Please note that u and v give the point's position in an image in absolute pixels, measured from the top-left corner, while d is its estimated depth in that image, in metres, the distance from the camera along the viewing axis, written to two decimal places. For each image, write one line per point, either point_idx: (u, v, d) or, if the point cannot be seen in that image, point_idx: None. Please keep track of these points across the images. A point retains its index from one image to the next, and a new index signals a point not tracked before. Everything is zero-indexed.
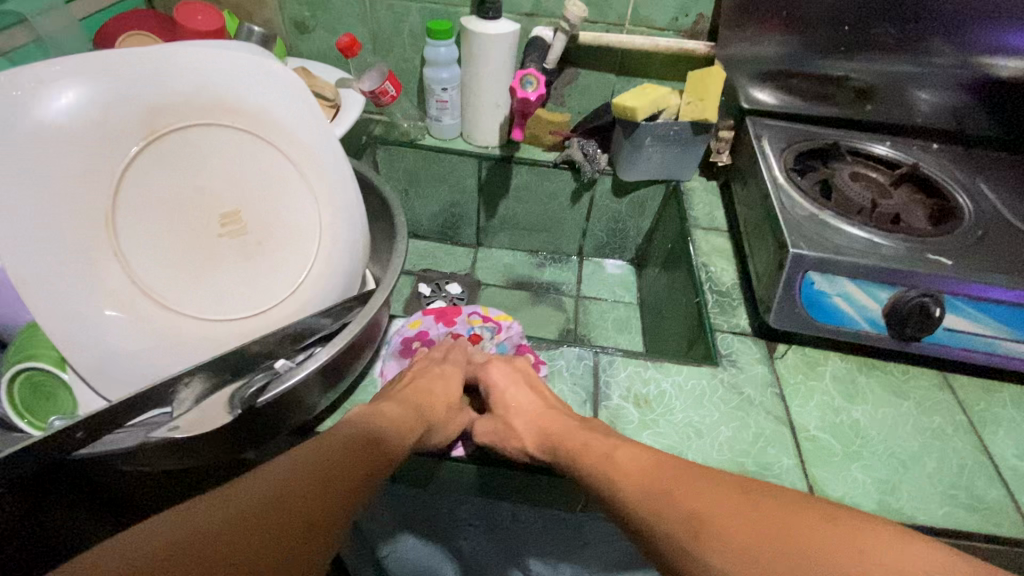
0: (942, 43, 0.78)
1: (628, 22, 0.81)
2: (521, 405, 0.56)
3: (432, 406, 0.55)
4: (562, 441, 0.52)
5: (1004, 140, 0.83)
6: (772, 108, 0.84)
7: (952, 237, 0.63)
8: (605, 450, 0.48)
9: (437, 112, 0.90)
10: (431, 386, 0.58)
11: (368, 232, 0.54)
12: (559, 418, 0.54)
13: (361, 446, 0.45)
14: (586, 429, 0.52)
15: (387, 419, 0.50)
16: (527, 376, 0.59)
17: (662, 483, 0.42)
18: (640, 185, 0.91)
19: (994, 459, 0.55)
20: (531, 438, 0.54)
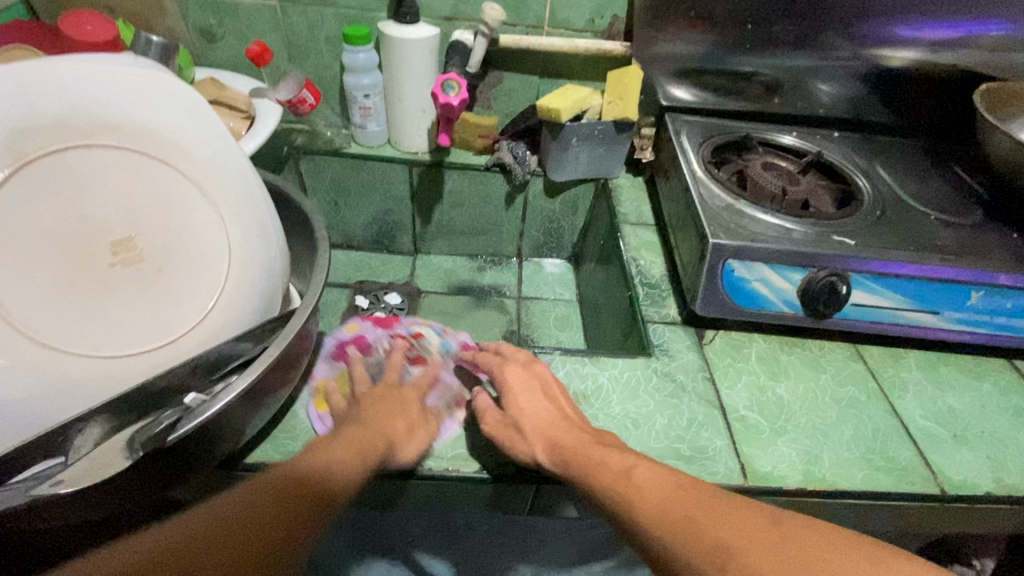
0: (836, 38, 0.84)
1: (547, 24, 0.82)
2: (538, 413, 0.53)
3: (392, 424, 0.51)
4: (574, 449, 0.49)
5: (896, 126, 0.91)
6: (688, 104, 0.88)
7: (855, 219, 0.68)
8: (623, 469, 0.46)
9: (361, 119, 0.87)
10: (388, 405, 0.53)
11: (287, 248, 0.52)
12: (574, 431, 0.51)
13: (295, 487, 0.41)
14: (601, 445, 0.49)
15: (346, 448, 0.46)
16: (542, 381, 0.57)
17: (683, 510, 0.41)
18: (571, 185, 0.93)
19: (904, 421, 0.59)
20: (541, 443, 0.50)
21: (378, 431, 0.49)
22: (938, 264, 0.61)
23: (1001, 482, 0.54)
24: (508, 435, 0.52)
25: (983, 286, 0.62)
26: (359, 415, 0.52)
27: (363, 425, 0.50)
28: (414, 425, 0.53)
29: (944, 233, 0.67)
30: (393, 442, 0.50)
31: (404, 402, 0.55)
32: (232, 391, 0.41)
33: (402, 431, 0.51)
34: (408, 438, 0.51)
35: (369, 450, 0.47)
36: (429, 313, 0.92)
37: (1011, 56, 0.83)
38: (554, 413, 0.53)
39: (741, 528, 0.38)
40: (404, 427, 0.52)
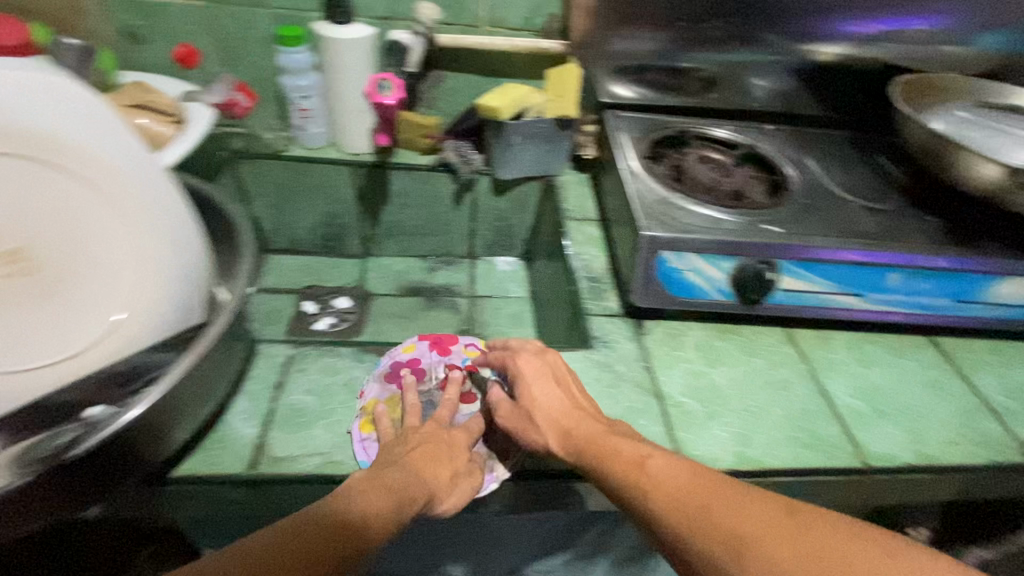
0: (765, 34, 0.87)
1: (484, 23, 0.83)
2: (549, 403, 0.54)
3: (435, 474, 0.48)
4: (585, 434, 0.51)
5: (826, 118, 0.94)
6: (629, 101, 0.89)
7: (784, 207, 0.71)
8: (635, 458, 0.47)
9: (300, 122, 0.86)
10: (435, 447, 0.50)
11: (209, 255, 0.51)
12: (587, 419, 0.52)
13: (335, 540, 0.38)
14: (614, 435, 0.50)
15: (389, 497, 0.43)
16: (555, 370, 0.57)
17: (696, 500, 0.42)
18: (518, 182, 0.93)
19: (831, 399, 0.62)
20: (554, 432, 0.52)
21: (422, 482, 0.47)
22: (859, 248, 0.64)
23: (920, 452, 0.57)
24: (521, 425, 0.54)
25: (900, 267, 0.65)
26: (405, 453, 0.49)
27: (409, 470, 0.47)
28: (459, 476, 0.50)
29: (866, 219, 0.71)
30: (435, 495, 0.47)
31: (452, 444, 0.52)
32: (154, 395, 0.42)
33: (445, 484, 0.48)
34: (450, 488, 0.49)
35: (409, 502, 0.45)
36: (379, 316, 0.91)
37: (923, 50, 0.89)
38: (569, 404, 0.54)
39: (759, 522, 0.39)
40: (447, 477, 0.49)
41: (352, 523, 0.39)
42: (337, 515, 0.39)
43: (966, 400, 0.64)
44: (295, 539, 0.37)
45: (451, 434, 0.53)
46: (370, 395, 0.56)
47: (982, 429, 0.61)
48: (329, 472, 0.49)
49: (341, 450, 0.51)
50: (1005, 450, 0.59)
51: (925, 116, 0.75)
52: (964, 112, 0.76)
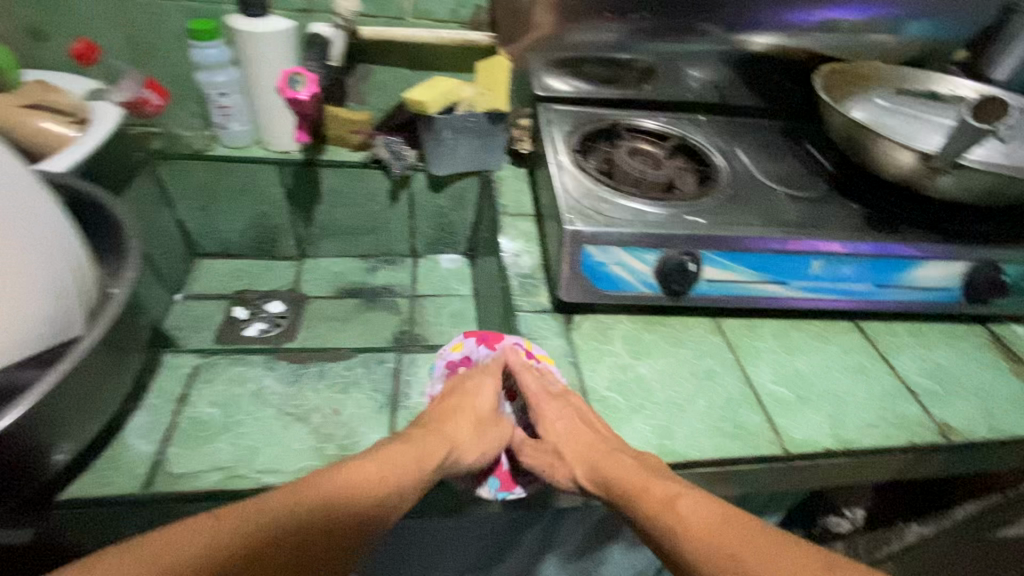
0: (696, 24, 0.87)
1: (409, 15, 0.81)
2: (577, 442, 0.54)
3: (457, 427, 0.53)
4: (615, 474, 0.51)
5: (761, 108, 0.95)
6: (566, 95, 0.88)
7: (709, 197, 0.71)
8: (665, 497, 0.48)
9: (221, 119, 0.82)
10: (461, 405, 0.56)
11: (82, 259, 0.48)
12: (615, 455, 0.52)
13: (379, 483, 0.45)
14: (645, 470, 0.50)
15: (428, 451, 0.50)
16: (579, 411, 0.56)
17: (728, 547, 0.43)
18: (454, 178, 0.91)
19: (756, 387, 0.62)
20: (580, 467, 0.54)
21: (445, 436, 0.52)
22: (780, 238, 0.65)
23: (839, 437, 0.58)
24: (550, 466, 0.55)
25: (822, 255, 0.66)
26: (431, 414, 0.55)
27: (430, 425, 0.53)
28: (485, 426, 0.56)
29: (791, 207, 0.71)
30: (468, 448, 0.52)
31: (478, 407, 0.57)
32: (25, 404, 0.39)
33: (472, 432, 0.53)
34: (474, 440, 0.53)
35: (430, 457, 0.50)
36: (313, 320, 0.89)
37: (856, 38, 0.88)
38: (596, 442, 0.54)
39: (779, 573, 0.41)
40: (471, 429, 0.54)
41: (400, 469, 0.47)
42: (361, 483, 0.44)
43: (888, 383, 0.65)
44: (343, 486, 0.44)
45: (477, 391, 0.58)
46: (280, 403, 0.53)
47: (901, 411, 0.62)
48: (228, 488, 0.46)
49: (244, 463, 0.48)
50: (922, 431, 0.60)
51: (845, 106, 0.76)
52: (882, 100, 0.77)
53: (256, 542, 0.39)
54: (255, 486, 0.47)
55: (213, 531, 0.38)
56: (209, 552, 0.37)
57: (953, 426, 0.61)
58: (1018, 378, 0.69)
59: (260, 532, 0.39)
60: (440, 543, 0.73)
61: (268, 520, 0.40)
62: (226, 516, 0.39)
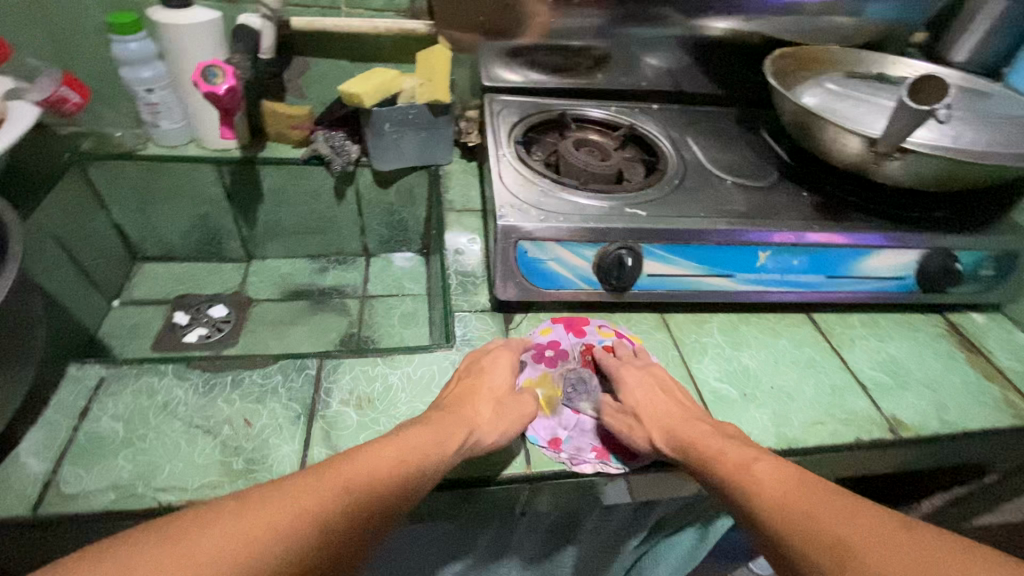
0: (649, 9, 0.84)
1: (343, 5, 0.77)
2: (657, 407, 0.54)
3: (474, 406, 0.51)
4: (694, 439, 0.50)
5: (718, 95, 0.92)
6: (513, 85, 0.86)
7: (654, 189, 0.69)
8: (743, 461, 0.46)
9: (150, 117, 0.78)
10: (484, 378, 0.55)
11: None
12: (691, 422, 0.52)
13: (407, 463, 0.44)
14: (720, 437, 0.50)
15: (449, 431, 0.48)
16: (659, 381, 0.57)
17: (801, 506, 0.41)
18: (401, 174, 0.88)
19: (699, 385, 0.60)
20: (658, 431, 0.52)
21: (462, 417, 0.50)
22: (724, 229, 0.63)
23: (783, 435, 0.56)
24: (628, 427, 0.53)
25: (770, 246, 0.64)
26: (450, 395, 0.53)
27: (448, 408, 0.51)
28: (505, 403, 0.53)
29: (739, 197, 0.69)
30: (491, 425, 0.50)
31: (494, 388, 0.54)
32: None
33: (491, 415, 0.51)
34: (495, 418, 0.51)
35: (452, 439, 0.48)
36: (258, 324, 0.86)
37: (813, 21, 0.85)
38: (673, 407, 0.54)
39: (864, 522, 0.38)
40: (489, 408, 0.52)
41: (423, 449, 0.45)
42: (388, 466, 0.43)
43: (839, 377, 0.63)
44: (371, 470, 0.42)
45: (493, 365, 0.56)
46: (188, 416, 0.50)
47: (850, 406, 0.60)
48: (123, 508, 0.44)
49: (142, 481, 0.45)
50: (870, 427, 0.58)
51: (796, 92, 0.74)
52: (834, 84, 0.74)
53: (289, 521, 0.36)
54: (152, 504, 0.44)
55: (238, 510, 0.36)
56: (234, 529, 0.35)
57: (904, 421, 0.59)
58: (973, 369, 0.67)
59: (289, 510, 0.37)
60: (384, 554, 0.71)
61: (298, 498, 0.38)
62: (249, 498, 0.37)
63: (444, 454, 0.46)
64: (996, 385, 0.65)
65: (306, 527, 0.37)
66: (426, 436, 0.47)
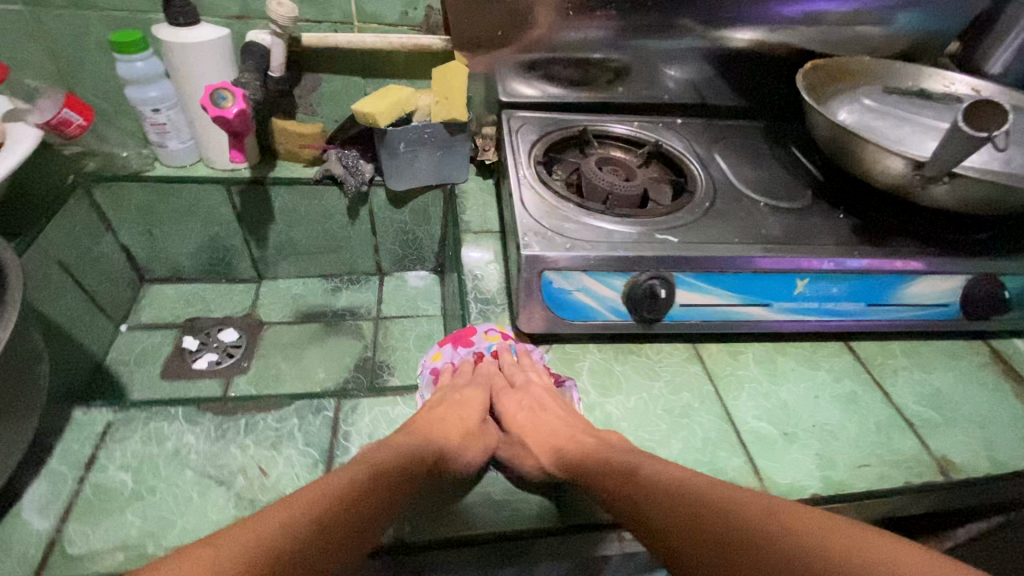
0: (687, 18, 0.79)
1: (356, 20, 0.74)
2: (545, 425, 0.53)
3: (444, 435, 0.51)
4: (581, 455, 0.49)
5: (742, 108, 0.89)
6: (531, 100, 0.82)
7: (683, 212, 0.66)
8: (629, 468, 0.45)
9: (157, 137, 0.75)
10: (447, 415, 0.54)
11: None
12: (577, 437, 0.51)
13: (373, 484, 0.41)
14: (608, 448, 0.49)
15: (416, 453, 0.47)
16: (540, 395, 0.56)
17: (689, 507, 0.39)
18: (417, 193, 0.86)
19: (737, 425, 0.57)
20: (544, 452, 0.51)
21: (429, 441, 0.49)
22: (759, 256, 0.60)
23: (828, 479, 0.53)
24: (518, 454, 0.53)
25: (807, 273, 0.61)
26: (421, 418, 0.52)
27: (417, 434, 0.50)
28: (474, 436, 0.53)
29: (773, 220, 0.66)
30: (458, 445, 0.51)
31: (464, 417, 0.55)
32: None
33: (458, 440, 0.52)
34: (463, 446, 0.52)
35: (419, 461, 0.46)
36: (269, 349, 0.83)
37: (844, 30, 0.81)
38: (562, 423, 0.54)
39: (754, 511, 0.35)
40: (459, 437, 0.52)
41: (392, 470, 0.43)
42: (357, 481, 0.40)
43: (883, 413, 0.60)
44: (340, 486, 0.39)
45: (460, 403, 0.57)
46: (198, 464, 0.48)
47: (896, 445, 0.57)
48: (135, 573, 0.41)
49: (153, 540, 0.43)
50: (920, 469, 0.55)
51: (830, 108, 0.70)
52: (871, 100, 0.70)
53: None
54: None
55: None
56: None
57: (954, 460, 0.56)
58: (1023, 402, 0.63)
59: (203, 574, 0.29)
60: None
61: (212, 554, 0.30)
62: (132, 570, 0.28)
63: (412, 474, 0.45)
64: None
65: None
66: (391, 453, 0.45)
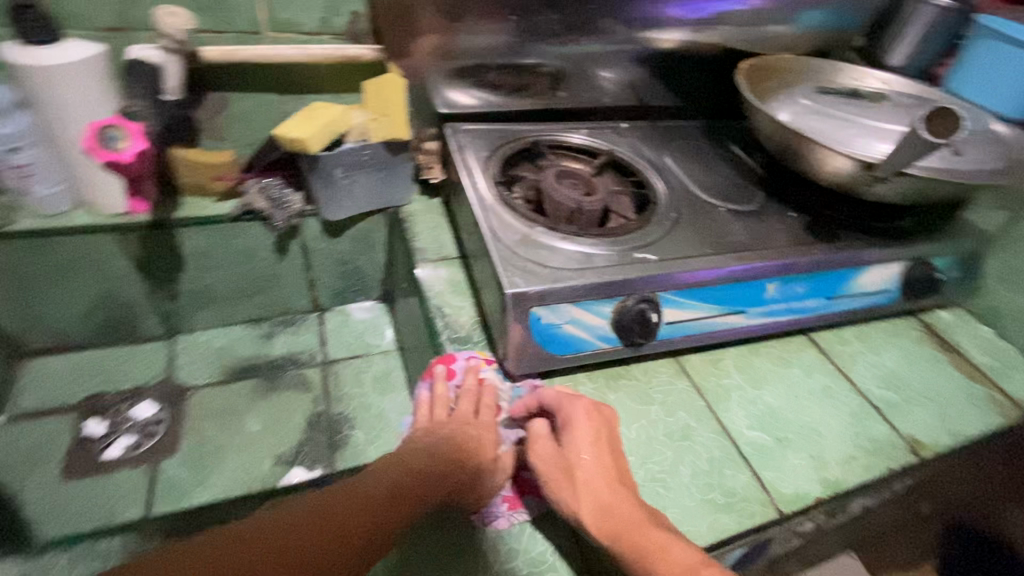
0: (611, 22, 0.75)
1: (266, 29, 0.64)
2: (599, 465, 0.48)
3: (464, 465, 0.49)
4: (629, 524, 0.44)
5: (680, 107, 0.89)
6: (470, 110, 0.76)
7: (653, 225, 0.64)
8: (687, 565, 0.41)
9: (19, 182, 0.60)
10: (467, 440, 0.51)
11: None
12: (631, 500, 0.46)
13: (392, 497, 0.45)
14: (661, 528, 0.44)
15: (438, 479, 0.48)
16: (608, 431, 0.51)
17: None
18: (356, 220, 0.77)
19: (734, 437, 0.57)
20: (589, 502, 0.46)
21: (451, 471, 0.48)
22: (734, 266, 0.60)
23: (826, 480, 0.55)
24: (558, 482, 0.48)
25: (777, 277, 0.63)
26: (442, 446, 0.50)
27: (437, 461, 0.49)
28: (488, 468, 0.50)
29: (736, 226, 0.67)
30: (474, 476, 0.49)
31: (484, 444, 0.52)
32: None
33: (474, 475, 0.49)
34: (478, 478, 0.50)
35: (438, 487, 0.47)
36: (200, 420, 0.73)
37: (767, 29, 0.84)
38: (615, 470, 0.48)
39: None
40: (476, 467, 0.50)
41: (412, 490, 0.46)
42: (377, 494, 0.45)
43: (854, 402, 0.63)
44: (363, 498, 0.44)
45: (480, 434, 0.52)
46: None
47: (872, 433, 0.60)
48: None
49: None
50: (896, 453, 0.58)
51: (772, 109, 0.72)
52: (808, 100, 0.72)
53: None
54: None
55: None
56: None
57: (920, 439, 0.60)
58: (958, 371, 0.70)
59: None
60: None
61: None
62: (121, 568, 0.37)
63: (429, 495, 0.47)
64: (980, 384, 0.69)
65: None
66: (413, 477, 0.47)
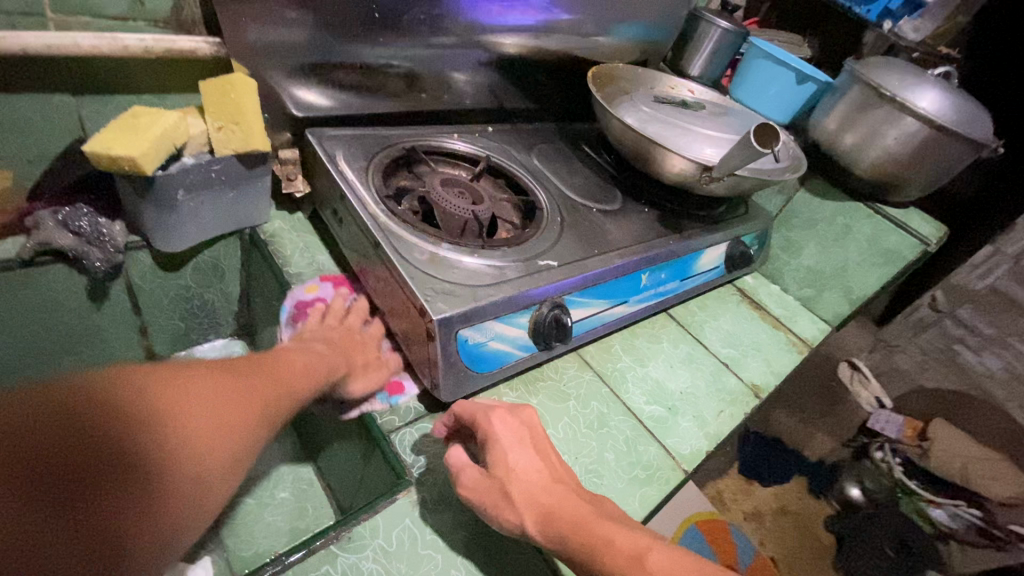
0: (457, 21, 0.72)
1: (49, 10, 0.50)
2: (532, 471, 0.46)
3: (357, 355, 0.55)
4: (576, 522, 0.42)
5: (531, 109, 0.92)
6: (329, 112, 0.69)
7: (545, 231, 0.67)
8: (635, 550, 0.40)
9: None
10: (357, 342, 0.57)
11: None
12: (572, 499, 0.44)
13: (282, 379, 0.46)
14: (604, 517, 0.43)
15: (331, 360, 0.53)
16: (532, 433, 0.49)
17: None
18: (201, 247, 0.65)
19: (639, 414, 0.65)
20: (531, 511, 0.44)
21: (345, 356, 0.54)
22: (620, 262, 0.67)
23: (708, 434, 0.65)
24: (494, 504, 0.45)
25: (648, 268, 0.71)
26: (336, 341, 0.56)
27: (335, 348, 0.54)
28: (368, 364, 0.56)
29: (609, 225, 0.73)
30: (355, 370, 0.54)
31: (369, 349, 0.57)
32: None
33: (359, 368, 0.55)
34: (361, 373, 0.55)
35: (333, 372, 0.52)
36: None
37: (599, 39, 0.91)
38: (547, 469, 0.47)
39: None
40: (363, 362, 0.55)
41: (296, 375, 0.48)
42: (265, 369, 0.46)
43: (711, 363, 0.77)
44: (253, 375, 0.44)
45: (365, 340, 0.58)
46: None
47: (728, 386, 0.74)
48: None
49: None
50: (747, 399, 0.73)
51: (619, 112, 0.80)
52: (648, 107, 0.82)
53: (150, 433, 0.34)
54: None
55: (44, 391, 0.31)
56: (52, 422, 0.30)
57: (758, 383, 0.76)
58: (768, 323, 0.89)
59: (144, 391, 0.35)
60: None
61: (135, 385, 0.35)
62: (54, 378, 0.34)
63: (320, 379, 0.50)
64: (782, 331, 0.89)
65: (191, 428, 0.36)
66: (300, 365, 0.49)
